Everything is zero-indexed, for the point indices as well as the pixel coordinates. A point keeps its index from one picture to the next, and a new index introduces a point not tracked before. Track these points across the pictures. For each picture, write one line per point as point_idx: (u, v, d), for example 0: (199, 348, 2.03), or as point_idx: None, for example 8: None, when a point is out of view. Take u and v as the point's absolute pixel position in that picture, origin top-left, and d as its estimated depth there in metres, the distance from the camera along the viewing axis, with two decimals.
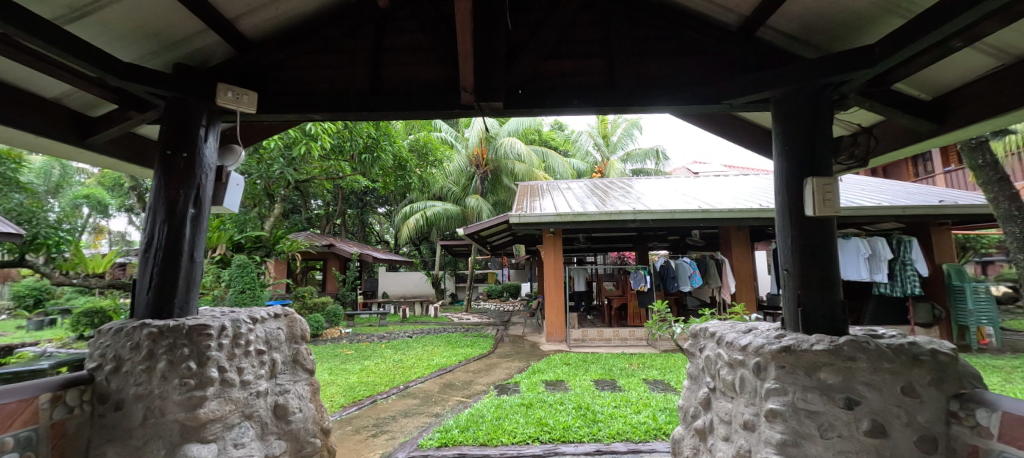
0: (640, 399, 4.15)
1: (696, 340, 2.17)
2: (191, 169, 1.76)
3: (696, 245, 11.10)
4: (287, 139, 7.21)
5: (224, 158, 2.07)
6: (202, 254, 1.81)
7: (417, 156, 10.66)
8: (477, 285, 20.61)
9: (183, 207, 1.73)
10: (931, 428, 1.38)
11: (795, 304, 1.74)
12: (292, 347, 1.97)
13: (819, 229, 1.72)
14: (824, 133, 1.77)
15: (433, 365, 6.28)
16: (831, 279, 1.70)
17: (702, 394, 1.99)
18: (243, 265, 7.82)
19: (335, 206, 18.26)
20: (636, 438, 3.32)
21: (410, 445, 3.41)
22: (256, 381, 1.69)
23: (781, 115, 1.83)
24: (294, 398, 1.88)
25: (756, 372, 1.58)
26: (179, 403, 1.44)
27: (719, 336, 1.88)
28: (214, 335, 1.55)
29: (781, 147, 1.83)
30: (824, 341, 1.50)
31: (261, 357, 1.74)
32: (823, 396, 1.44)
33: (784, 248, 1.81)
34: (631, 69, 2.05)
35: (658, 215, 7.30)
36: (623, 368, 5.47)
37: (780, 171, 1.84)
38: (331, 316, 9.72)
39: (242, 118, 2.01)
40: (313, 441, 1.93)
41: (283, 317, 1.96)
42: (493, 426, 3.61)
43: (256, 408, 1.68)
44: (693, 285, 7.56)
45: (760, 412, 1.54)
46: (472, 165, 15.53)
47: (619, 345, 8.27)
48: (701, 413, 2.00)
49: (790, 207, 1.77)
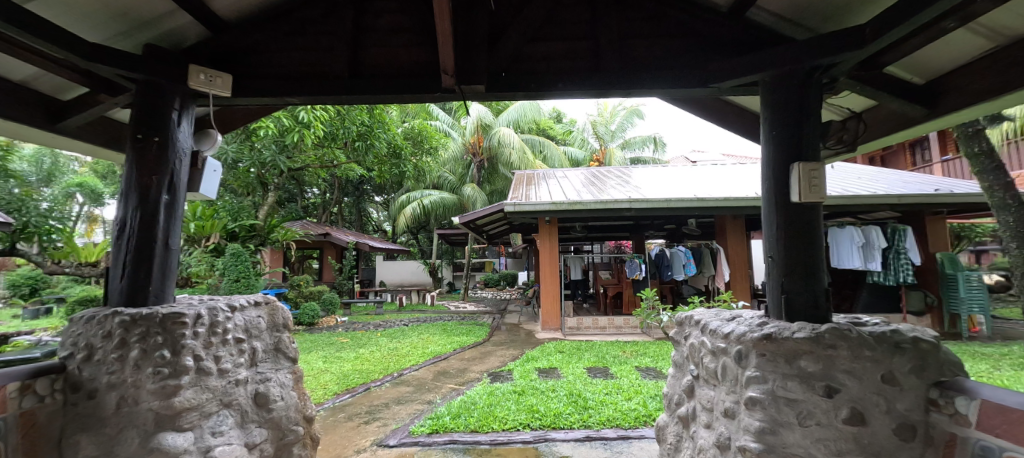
0: (631, 386, 4.17)
1: (681, 329, 2.16)
2: (164, 153, 1.72)
3: (692, 234, 11.11)
4: (277, 125, 7.11)
5: (201, 142, 2.02)
6: (178, 241, 1.78)
7: (412, 144, 10.58)
8: (475, 274, 20.65)
9: (157, 193, 1.69)
10: (911, 416, 1.38)
11: (778, 291, 1.72)
12: (274, 336, 1.95)
13: (805, 216, 1.70)
14: (812, 117, 1.73)
15: (428, 353, 6.31)
16: (814, 267, 1.69)
17: (686, 382, 1.98)
18: (237, 254, 7.79)
19: (332, 195, 18.22)
20: (626, 425, 3.35)
21: (402, 432, 3.42)
22: (234, 369, 1.68)
23: (768, 99, 1.79)
24: (276, 386, 1.86)
25: (737, 360, 1.57)
26: (152, 392, 1.43)
27: (702, 323, 1.87)
28: (190, 323, 1.54)
29: (768, 133, 1.80)
30: (804, 328, 1.48)
31: (240, 346, 1.72)
32: (803, 384, 1.43)
33: (769, 235, 1.79)
34: (618, 52, 2.00)
35: (654, 204, 7.28)
36: (616, 355, 5.52)
37: (766, 156, 1.81)
38: (328, 304, 9.69)
39: (216, 101, 1.97)
40: (295, 429, 1.91)
41: (264, 304, 1.94)
42: (485, 413, 3.62)
43: (235, 397, 1.67)
44: (688, 273, 7.52)
45: (741, 400, 1.54)
46: (468, 153, 15.47)
47: (614, 333, 8.32)
48: (686, 400, 1.99)
49: (775, 194, 1.75)
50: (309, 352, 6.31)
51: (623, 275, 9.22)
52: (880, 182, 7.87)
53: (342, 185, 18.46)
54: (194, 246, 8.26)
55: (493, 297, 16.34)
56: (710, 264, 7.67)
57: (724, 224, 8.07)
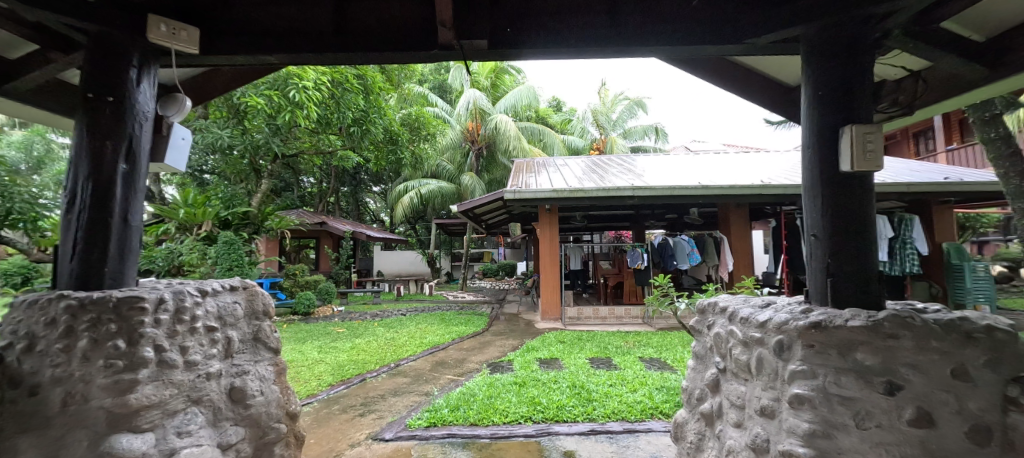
0: (636, 377, 4.03)
1: (704, 317, 2.00)
2: (120, 116, 1.55)
3: (693, 224, 10.95)
4: (269, 107, 6.89)
5: (167, 108, 1.85)
6: (139, 218, 1.62)
7: (409, 130, 10.36)
8: (473, 264, 20.50)
9: (112, 162, 1.52)
10: (985, 417, 1.21)
11: (824, 274, 1.55)
12: (253, 324, 1.80)
13: (855, 190, 1.54)
14: (862, 80, 1.56)
15: (426, 344, 6.16)
16: (865, 246, 1.52)
17: (711, 376, 1.82)
18: (229, 242, 7.79)
19: (328, 184, 17.99)
20: (632, 418, 3.21)
21: (398, 425, 3.27)
22: (205, 361, 1.54)
23: (814, 56, 1.61)
24: (254, 380, 1.71)
25: (777, 353, 1.43)
26: (104, 387, 1.29)
27: (731, 311, 1.72)
28: (150, 309, 1.39)
29: (810, 99, 1.63)
30: (859, 316, 1.33)
31: (212, 335, 1.58)
32: (860, 380, 1.28)
33: (808, 206, 1.64)
34: (636, 8, 1.82)
35: (657, 191, 7.11)
36: (619, 346, 5.37)
37: (808, 126, 1.64)
38: (324, 293, 9.42)
39: (180, 60, 1.79)
40: (277, 425, 1.77)
41: (241, 290, 1.79)
42: (485, 405, 3.47)
43: (205, 392, 1.52)
44: (691, 263, 7.40)
45: (782, 397, 1.40)
46: (466, 141, 15.24)
47: (614, 323, 8.20)
48: (709, 397, 1.85)
49: (820, 166, 1.58)
50: (303, 343, 6.15)
51: (624, 265, 9.07)
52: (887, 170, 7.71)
53: (338, 174, 18.20)
54: (185, 234, 8.11)
55: (492, 287, 16.20)
56: (713, 253, 7.49)
57: (727, 213, 7.92)
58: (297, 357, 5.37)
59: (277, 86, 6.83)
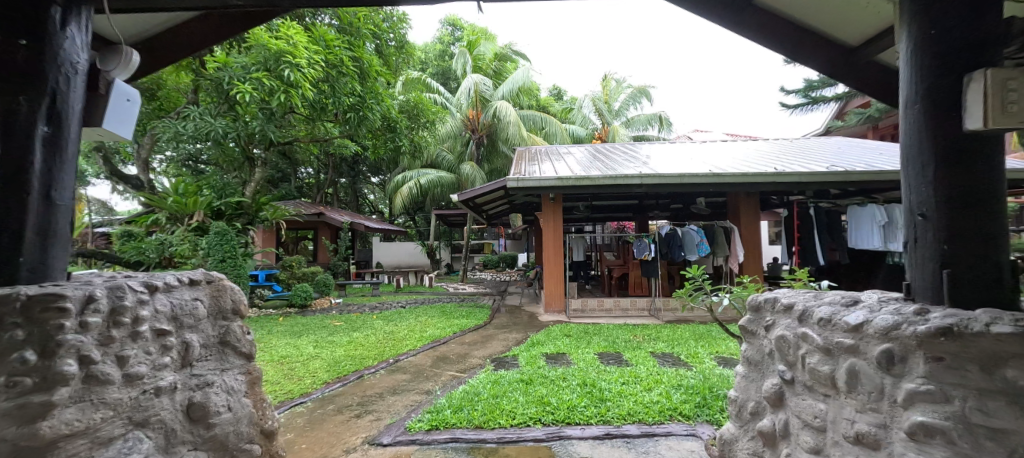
0: (649, 375, 3.78)
1: (761, 319, 1.94)
2: (41, 68, 1.44)
3: (700, 214, 10.67)
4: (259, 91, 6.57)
5: (110, 64, 1.89)
6: (63, 193, 1.53)
7: (407, 117, 10.03)
8: (473, 256, 20.21)
9: (33, 124, 1.42)
10: None
11: (938, 260, 1.37)
12: (218, 325, 1.85)
13: (975, 162, 1.34)
14: (983, 36, 1.34)
15: (426, 337, 5.92)
16: (988, 227, 1.33)
17: (771, 388, 1.77)
18: (222, 233, 7.49)
19: (326, 174, 17.67)
20: (650, 420, 2.96)
21: (397, 428, 3.03)
22: (155, 372, 1.52)
23: (927, 1, 1.39)
24: (216, 392, 1.76)
25: (884, 366, 1.28)
26: (7, 414, 1.18)
27: (803, 314, 1.62)
28: (75, 315, 1.30)
29: (917, 63, 1.43)
30: (1002, 320, 1.12)
31: (164, 341, 1.57)
32: (1016, 406, 1.08)
33: (914, 172, 1.45)
34: None
35: (666, 179, 6.84)
36: (628, 340, 5.16)
37: (913, 92, 1.45)
38: (320, 286, 9.05)
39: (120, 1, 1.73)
40: (246, 444, 1.86)
41: (205, 288, 1.82)
42: (490, 406, 3.22)
43: (154, 412, 1.51)
44: (700, 254, 7.16)
45: (893, 424, 1.26)
46: (466, 129, 14.88)
47: (620, 316, 7.97)
48: (769, 413, 1.81)
49: (933, 137, 1.39)
50: (297, 337, 5.90)
51: (629, 255, 8.83)
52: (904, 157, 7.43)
53: (336, 164, 17.86)
54: (177, 224, 7.88)
55: (492, 279, 15.94)
56: (724, 244, 7.20)
57: (737, 202, 7.68)
58: (291, 352, 5.14)
59: (268, 68, 6.52)
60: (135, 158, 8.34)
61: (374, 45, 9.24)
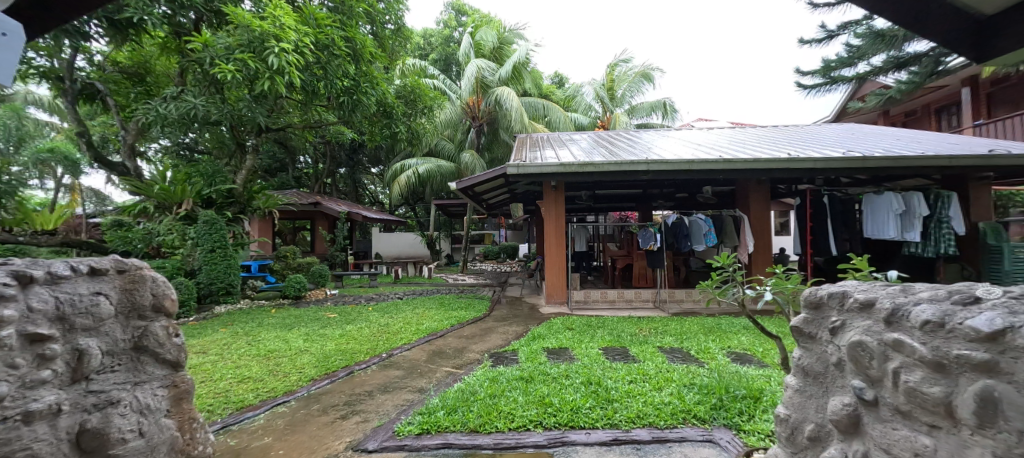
0: (659, 372, 3.50)
1: (824, 317, 1.71)
2: None
3: (706, 202, 10.35)
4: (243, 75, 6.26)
5: None
6: None
7: (404, 103, 9.70)
8: (474, 246, 19.95)
9: None
10: None
11: None
12: (127, 331, 1.76)
13: None
14: None
15: (422, 330, 5.66)
16: None
17: (844, 404, 1.53)
18: (211, 222, 7.21)
19: (324, 163, 17.36)
20: (662, 423, 2.69)
21: (385, 432, 2.77)
22: (28, 390, 1.42)
23: None
24: (115, 412, 1.66)
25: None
26: None
27: (894, 313, 1.36)
28: None
29: None
30: None
31: (46, 354, 1.46)
32: None
33: None
34: None
35: (674, 165, 6.52)
36: (634, 333, 4.89)
37: None
38: (316, 276, 8.79)
39: None
40: None
41: (111, 288, 1.72)
42: (487, 407, 2.96)
43: (27, 436, 1.40)
44: (708, 244, 6.88)
45: None
46: (466, 116, 14.52)
47: (624, 307, 7.72)
48: (841, 433, 1.56)
49: None
50: (288, 330, 5.66)
51: (634, 246, 8.55)
52: (923, 142, 7.10)
53: (333, 153, 17.53)
54: (165, 213, 7.63)
55: (493, 270, 15.68)
56: (733, 233, 6.90)
57: (746, 189, 7.37)
58: (280, 346, 4.89)
59: (254, 50, 6.21)
60: (121, 145, 8.04)
61: (368, 27, 8.88)
